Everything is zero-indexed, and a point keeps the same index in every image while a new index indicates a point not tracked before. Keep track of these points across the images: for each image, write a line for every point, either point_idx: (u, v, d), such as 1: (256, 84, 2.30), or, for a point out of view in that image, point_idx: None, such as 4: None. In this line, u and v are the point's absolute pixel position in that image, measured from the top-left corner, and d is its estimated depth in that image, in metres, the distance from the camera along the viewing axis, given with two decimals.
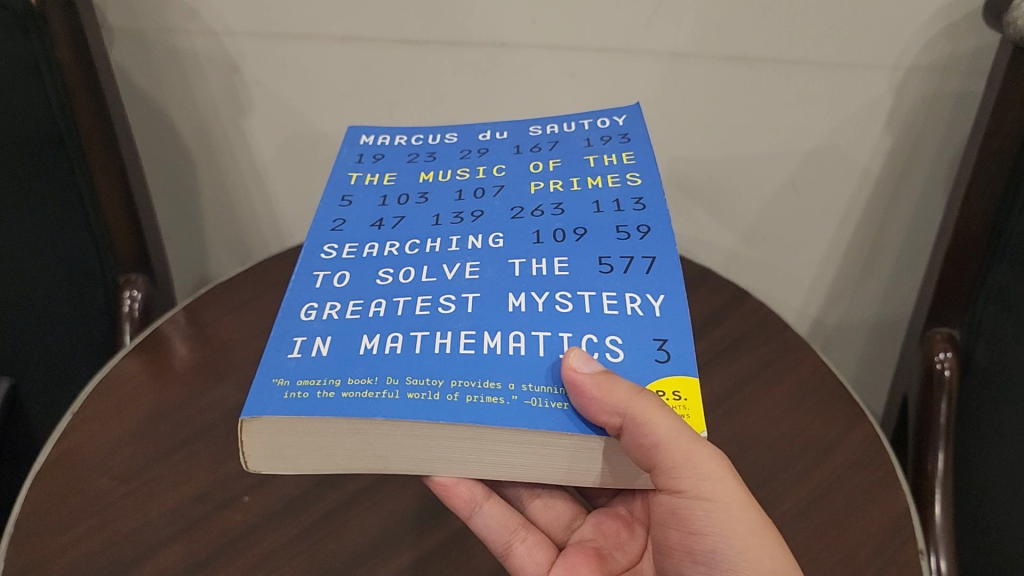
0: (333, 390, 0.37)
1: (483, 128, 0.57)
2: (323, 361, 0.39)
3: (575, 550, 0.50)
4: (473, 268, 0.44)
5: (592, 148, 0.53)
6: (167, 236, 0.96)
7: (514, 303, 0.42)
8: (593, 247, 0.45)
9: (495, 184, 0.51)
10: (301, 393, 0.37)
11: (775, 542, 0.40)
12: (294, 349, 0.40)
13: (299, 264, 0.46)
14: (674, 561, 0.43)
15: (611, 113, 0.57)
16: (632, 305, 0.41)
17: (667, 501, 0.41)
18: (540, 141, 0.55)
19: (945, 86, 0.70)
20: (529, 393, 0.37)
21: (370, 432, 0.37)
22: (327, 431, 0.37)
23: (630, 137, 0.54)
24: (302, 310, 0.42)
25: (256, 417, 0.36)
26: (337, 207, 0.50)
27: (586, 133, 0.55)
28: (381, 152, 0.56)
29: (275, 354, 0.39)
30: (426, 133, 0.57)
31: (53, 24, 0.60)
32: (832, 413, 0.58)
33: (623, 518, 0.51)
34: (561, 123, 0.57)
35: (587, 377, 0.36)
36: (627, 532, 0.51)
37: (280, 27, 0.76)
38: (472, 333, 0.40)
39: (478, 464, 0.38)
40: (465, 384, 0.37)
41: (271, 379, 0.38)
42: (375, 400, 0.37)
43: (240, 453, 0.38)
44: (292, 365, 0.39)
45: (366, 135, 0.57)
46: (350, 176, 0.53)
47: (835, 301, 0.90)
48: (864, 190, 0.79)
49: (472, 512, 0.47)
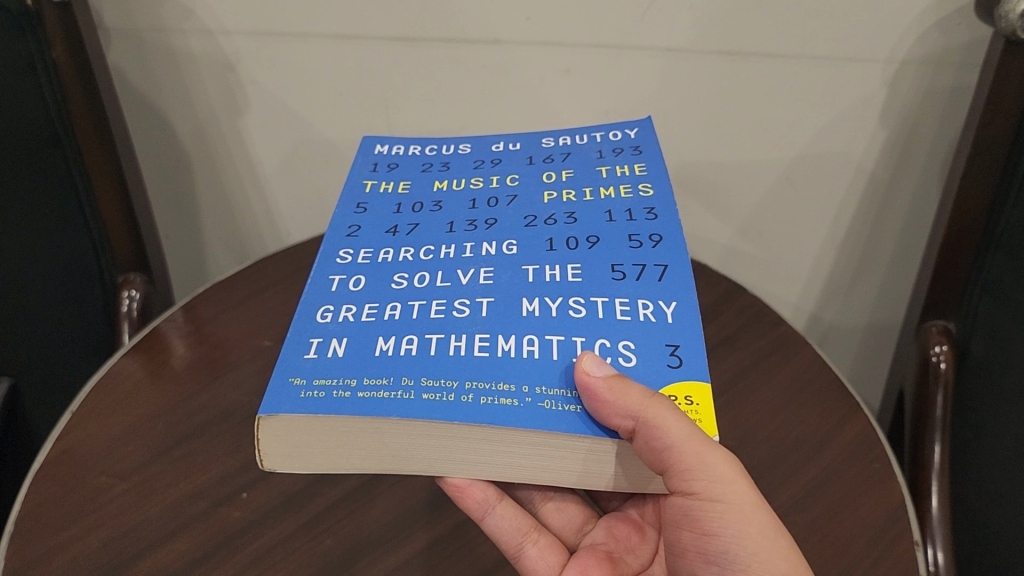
0: (349, 389, 0.37)
1: (496, 140, 0.58)
2: (338, 362, 0.39)
3: (587, 553, 0.50)
4: (487, 273, 0.45)
5: (604, 160, 0.54)
6: (164, 235, 0.96)
7: (528, 308, 0.42)
8: (606, 255, 0.45)
9: (509, 194, 0.51)
10: (317, 392, 0.37)
11: (787, 543, 0.40)
12: (310, 350, 0.40)
13: (315, 268, 0.46)
14: (687, 561, 0.43)
15: (622, 127, 0.58)
16: (644, 311, 0.42)
17: (680, 503, 0.41)
18: (553, 153, 0.56)
19: (937, 80, 0.70)
20: (543, 396, 0.37)
21: (385, 431, 0.37)
22: (341, 431, 0.37)
23: (642, 150, 0.55)
24: (319, 312, 0.42)
25: (273, 414, 0.37)
26: (352, 214, 0.50)
27: (598, 145, 0.56)
28: (395, 161, 0.56)
29: (291, 354, 0.40)
30: (440, 144, 0.57)
31: (47, 24, 0.60)
32: (827, 406, 0.59)
33: (634, 521, 0.52)
34: (573, 135, 0.57)
35: (599, 381, 0.36)
36: (639, 535, 0.51)
37: (274, 25, 0.76)
38: (487, 337, 0.40)
39: (494, 467, 0.38)
40: (480, 385, 0.38)
41: (287, 378, 0.38)
42: (390, 400, 0.37)
43: (256, 451, 0.38)
44: (308, 365, 0.39)
45: (381, 145, 0.58)
46: (364, 184, 0.53)
47: (830, 294, 0.90)
48: (858, 183, 0.80)
49: (485, 514, 0.47)
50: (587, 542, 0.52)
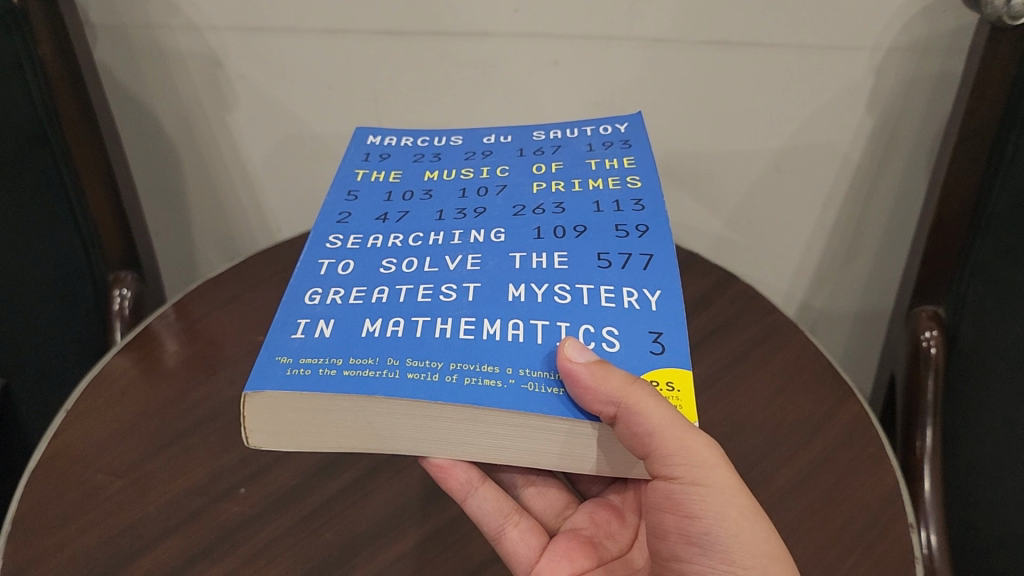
0: (335, 368, 0.38)
1: (487, 132, 0.58)
2: (325, 342, 0.39)
3: (566, 538, 0.51)
4: (475, 259, 0.45)
5: (594, 153, 0.54)
6: (156, 233, 0.96)
7: (514, 293, 0.42)
8: (592, 244, 0.46)
9: (498, 183, 0.51)
10: (303, 369, 0.38)
11: (768, 528, 0.40)
12: (298, 330, 0.40)
13: (305, 252, 0.46)
14: (669, 544, 0.43)
15: (612, 122, 0.58)
16: (628, 299, 0.42)
17: (662, 486, 0.41)
18: (544, 146, 0.56)
19: (923, 68, 0.71)
20: (526, 377, 0.38)
21: (371, 409, 0.37)
22: (327, 409, 0.38)
23: (631, 144, 0.55)
24: (307, 294, 0.43)
25: (259, 390, 0.37)
26: (343, 201, 0.51)
27: (588, 140, 0.56)
28: (387, 152, 0.56)
29: (279, 334, 0.40)
30: (433, 136, 0.58)
31: (32, 20, 0.60)
32: (821, 391, 0.59)
33: (614, 508, 0.53)
34: (564, 130, 0.58)
35: (581, 366, 0.37)
36: (619, 521, 0.52)
37: (261, 22, 0.76)
38: (473, 320, 0.40)
39: (474, 448, 0.38)
40: (465, 366, 0.38)
41: (274, 356, 0.39)
42: (376, 378, 0.37)
43: (242, 429, 0.39)
44: (296, 344, 0.39)
45: (374, 136, 0.58)
46: (356, 173, 0.54)
47: (821, 282, 0.91)
48: (846, 172, 0.80)
49: (467, 495, 0.48)
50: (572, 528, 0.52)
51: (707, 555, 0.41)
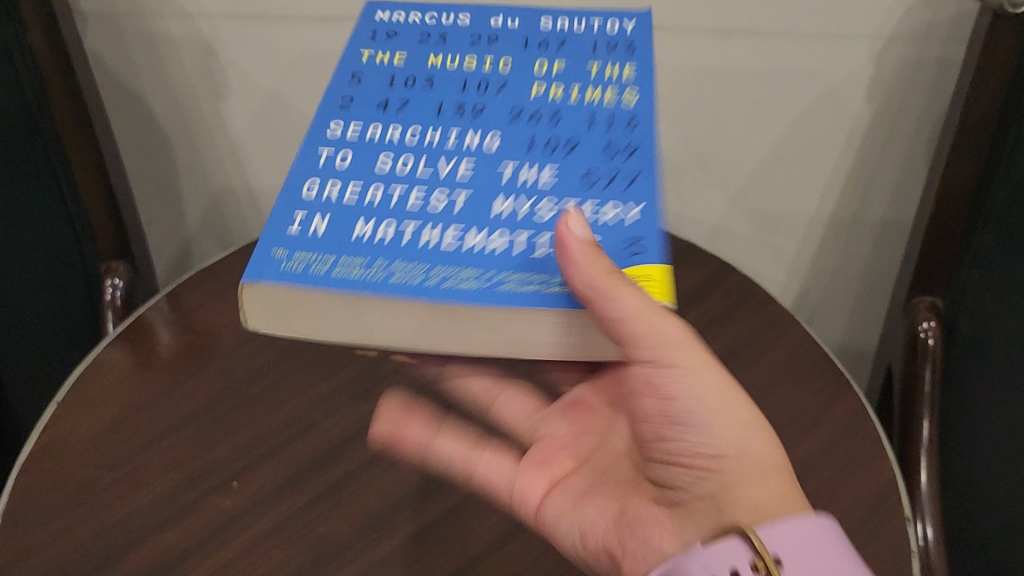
0: (325, 267, 0.43)
1: (497, 10, 0.56)
2: (317, 241, 0.45)
3: (542, 443, 0.54)
4: (466, 166, 0.48)
5: (598, 54, 0.53)
6: (149, 221, 0.95)
7: (498, 207, 0.46)
8: (582, 158, 0.48)
9: (499, 79, 0.52)
10: (295, 266, 0.43)
11: (737, 404, 0.46)
12: (294, 223, 0.46)
13: (303, 140, 0.49)
14: (652, 427, 0.48)
15: (622, 16, 0.56)
16: (609, 210, 0.46)
17: (640, 371, 0.47)
18: (549, 38, 0.55)
19: (924, 56, 0.70)
20: (502, 277, 0.43)
21: (359, 305, 0.43)
22: (313, 304, 0.43)
23: (636, 47, 0.54)
24: (303, 186, 0.47)
25: (256, 281, 0.43)
26: (345, 83, 0.52)
27: (596, 37, 0.55)
28: (395, 27, 0.56)
29: (277, 225, 0.45)
30: (441, 11, 0.57)
31: (24, 9, 0.61)
32: (818, 383, 0.59)
33: (587, 406, 0.55)
34: (572, 17, 0.56)
35: (576, 239, 0.42)
36: (592, 417, 0.55)
37: (255, 9, 0.75)
38: (459, 229, 0.45)
39: (472, 339, 0.44)
40: (444, 271, 0.43)
41: (269, 250, 0.44)
42: (363, 279, 0.43)
43: (241, 313, 0.44)
44: (290, 239, 0.45)
45: (382, 10, 0.57)
46: (361, 53, 0.54)
47: (819, 273, 0.89)
48: (846, 161, 0.79)
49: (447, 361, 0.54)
50: (556, 519, 0.50)
51: (691, 431, 0.46)
